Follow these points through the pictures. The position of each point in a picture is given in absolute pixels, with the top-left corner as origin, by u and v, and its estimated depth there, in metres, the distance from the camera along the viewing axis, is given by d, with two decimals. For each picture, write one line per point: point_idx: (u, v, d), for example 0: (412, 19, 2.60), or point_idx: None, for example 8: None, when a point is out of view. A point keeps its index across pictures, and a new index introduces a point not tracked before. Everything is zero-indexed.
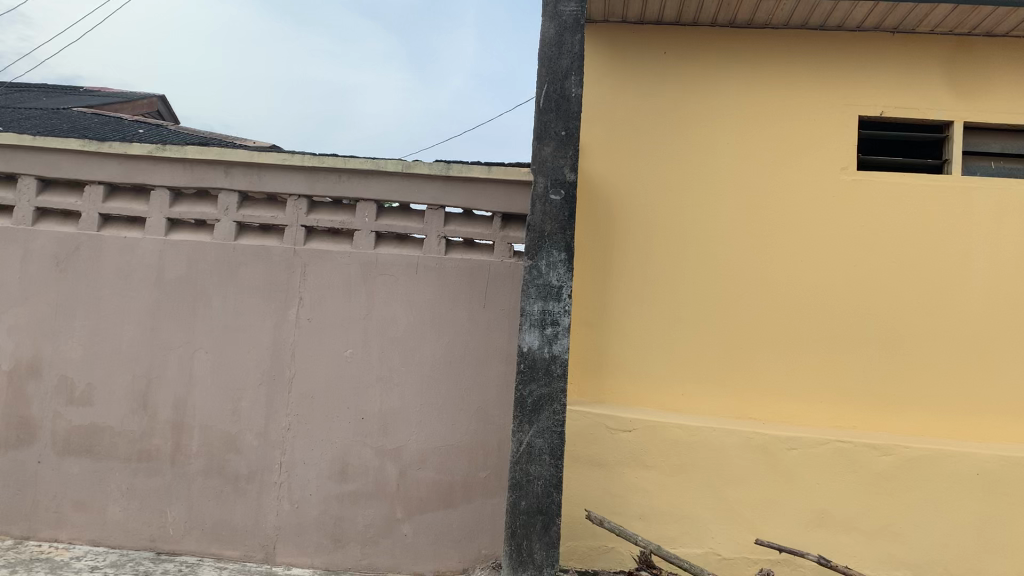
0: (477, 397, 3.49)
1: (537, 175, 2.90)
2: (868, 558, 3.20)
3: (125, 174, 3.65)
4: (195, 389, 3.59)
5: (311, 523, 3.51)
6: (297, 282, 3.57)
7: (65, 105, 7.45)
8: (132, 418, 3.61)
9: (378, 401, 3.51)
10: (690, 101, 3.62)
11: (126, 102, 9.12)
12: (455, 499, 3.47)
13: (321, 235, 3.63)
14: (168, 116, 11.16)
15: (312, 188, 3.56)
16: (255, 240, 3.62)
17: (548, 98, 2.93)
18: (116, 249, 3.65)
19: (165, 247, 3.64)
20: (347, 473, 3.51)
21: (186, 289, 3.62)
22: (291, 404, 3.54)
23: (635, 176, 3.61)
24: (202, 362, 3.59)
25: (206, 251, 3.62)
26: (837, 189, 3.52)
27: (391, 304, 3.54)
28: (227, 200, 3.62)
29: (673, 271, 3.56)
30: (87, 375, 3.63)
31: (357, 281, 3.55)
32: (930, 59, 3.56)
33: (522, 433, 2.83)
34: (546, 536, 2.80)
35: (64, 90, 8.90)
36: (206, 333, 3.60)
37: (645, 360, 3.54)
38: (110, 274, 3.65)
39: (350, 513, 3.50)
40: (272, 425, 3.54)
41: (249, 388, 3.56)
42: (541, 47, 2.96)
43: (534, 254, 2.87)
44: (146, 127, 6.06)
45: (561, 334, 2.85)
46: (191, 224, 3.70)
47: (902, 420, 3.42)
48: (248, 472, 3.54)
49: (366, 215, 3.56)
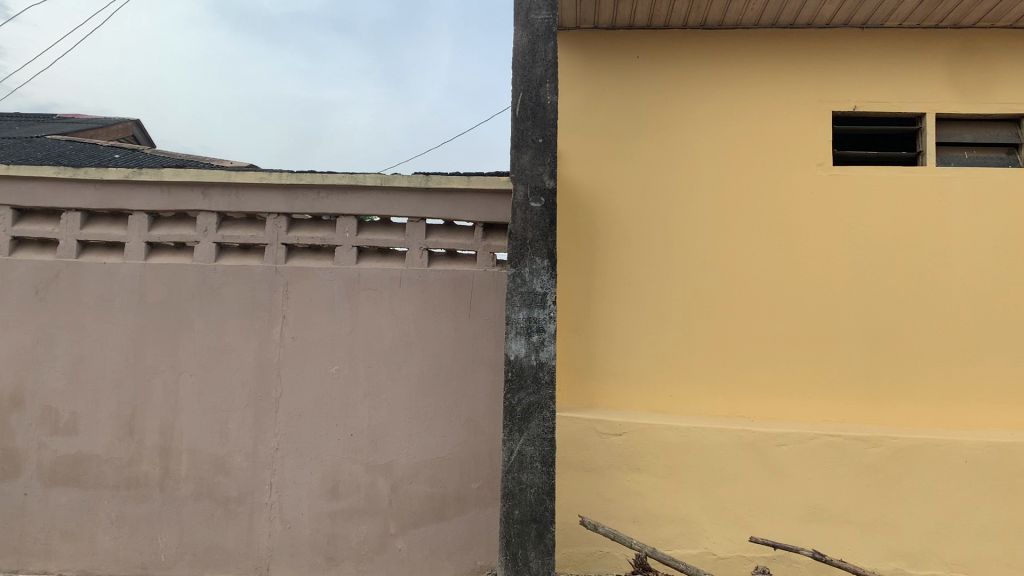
0: (466, 408, 3.49)
1: (516, 184, 2.90)
2: (862, 550, 3.22)
3: (102, 199, 3.62)
4: (182, 413, 3.56)
5: (305, 543, 3.48)
6: (279, 300, 3.55)
7: (39, 133, 7.41)
8: (119, 444, 3.57)
9: (367, 417, 3.50)
10: (665, 104, 3.64)
11: (101, 128, 9.08)
12: (448, 512, 3.47)
13: (302, 252, 3.61)
14: (145, 141, 11.11)
15: (291, 206, 3.54)
16: (236, 260, 3.60)
17: (524, 107, 2.93)
18: (96, 275, 3.62)
19: (146, 272, 3.61)
20: (338, 490, 3.49)
21: (168, 313, 3.59)
22: (279, 424, 3.52)
23: (614, 180, 3.62)
24: (187, 386, 3.56)
25: (187, 274, 3.60)
26: (815, 185, 3.54)
27: (375, 319, 3.53)
28: (206, 221, 3.60)
29: (655, 273, 3.57)
30: (71, 404, 3.60)
31: (340, 297, 3.54)
32: (899, 53, 3.60)
33: (513, 442, 2.82)
34: (540, 544, 2.79)
35: (38, 118, 8.84)
36: (190, 356, 3.57)
37: (632, 362, 3.55)
38: (91, 301, 3.62)
39: (343, 531, 3.48)
40: (261, 445, 3.52)
41: (236, 410, 3.53)
42: (515, 56, 2.96)
43: (517, 262, 2.86)
44: (123, 152, 6.03)
45: (547, 341, 2.85)
46: (170, 247, 3.68)
47: (888, 411, 3.44)
48: (238, 494, 3.52)
49: (347, 230, 3.55)
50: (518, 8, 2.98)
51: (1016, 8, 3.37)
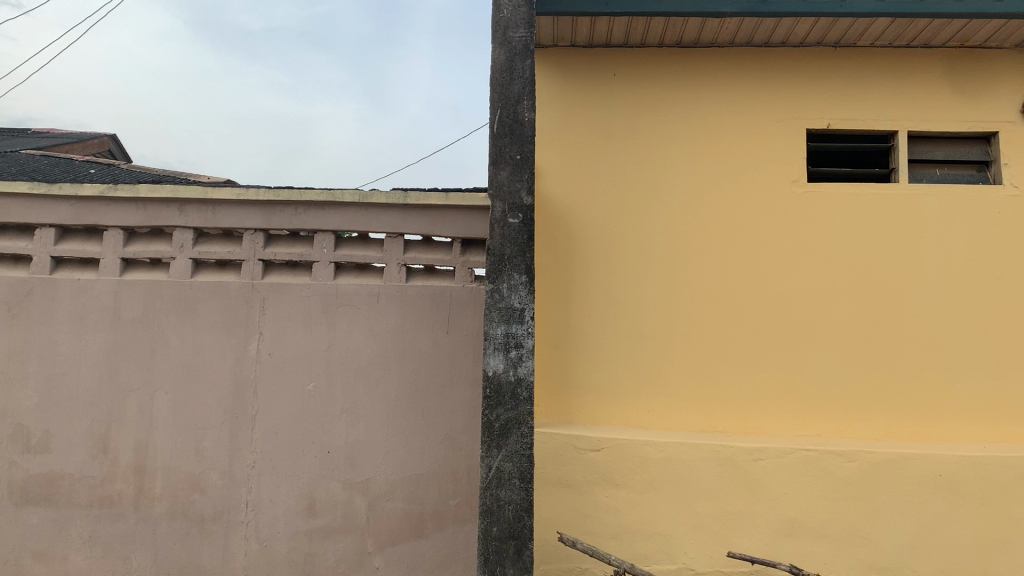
0: (444, 424, 3.47)
1: (494, 200, 2.91)
2: (838, 565, 3.24)
3: (77, 215, 3.60)
4: (157, 431, 3.52)
5: (281, 561, 3.45)
6: (256, 316, 3.53)
7: (14, 147, 7.33)
8: (92, 463, 3.53)
9: (345, 433, 3.48)
10: (642, 121, 3.67)
11: (77, 142, 9.01)
12: (427, 529, 3.45)
13: (279, 268, 3.60)
14: (122, 156, 11.05)
15: (269, 221, 3.53)
16: (212, 276, 3.59)
17: (502, 123, 2.94)
18: (70, 292, 3.58)
19: (121, 288, 3.58)
20: (315, 508, 3.46)
21: (144, 330, 3.56)
22: (255, 441, 3.49)
23: (592, 196, 3.64)
24: (163, 404, 3.53)
25: (163, 290, 3.57)
26: (790, 202, 3.58)
27: (353, 335, 3.51)
28: (182, 237, 3.58)
29: (631, 289, 3.59)
30: (44, 422, 3.55)
31: (318, 313, 3.52)
32: (872, 72, 3.66)
33: (491, 459, 2.81)
34: (519, 562, 2.78)
35: (12, 132, 8.75)
36: (165, 373, 3.54)
37: (610, 377, 3.56)
38: (64, 317, 3.58)
39: (320, 549, 3.45)
40: (237, 463, 3.49)
41: (212, 427, 3.50)
42: (493, 73, 2.98)
43: (495, 278, 2.87)
44: (100, 167, 5.99)
45: (525, 357, 2.85)
46: (146, 263, 3.65)
47: (863, 426, 3.47)
48: (214, 513, 3.48)
49: (325, 246, 3.54)
50: (495, 26, 3.00)
51: (985, 29, 3.43)
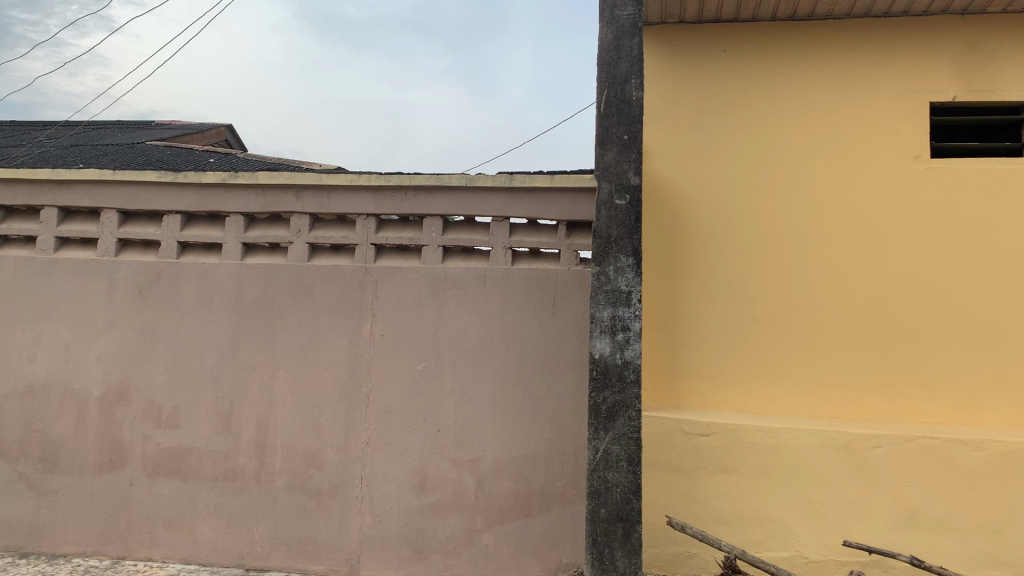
0: (550, 406, 3.49)
1: (601, 181, 2.90)
2: (964, 558, 3.09)
3: (201, 202, 3.78)
4: (276, 408, 3.68)
5: (393, 536, 3.55)
6: (368, 298, 3.63)
7: (141, 139, 7.74)
8: (218, 437, 3.71)
9: (454, 413, 3.55)
10: (753, 98, 3.57)
11: (198, 134, 9.42)
12: (534, 509, 3.48)
13: (390, 252, 3.68)
14: (238, 147, 11.50)
15: (379, 206, 3.62)
16: (326, 261, 3.70)
17: (609, 103, 2.93)
18: (196, 275, 3.78)
19: (242, 271, 3.74)
20: (426, 485, 3.54)
21: (264, 311, 3.71)
22: (368, 419, 3.60)
23: (701, 176, 3.57)
24: (282, 382, 3.68)
25: (281, 273, 3.71)
26: (911, 179, 3.42)
27: (461, 317, 3.57)
28: (298, 223, 3.71)
29: (741, 272, 3.51)
30: (173, 398, 3.76)
31: (427, 295, 3.59)
32: (1004, 39, 3.44)
33: (599, 441, 2.81)
34: (627, 543, 2.78)
35: (139, 125, 9.24)
36: (284, 352, 3.68)
37: (718, 360, 3.49)
38: (191, 300, 3.77)
39: (431, 525, 3.53)
40: (352, 440, 3.60)
41: (328, 405, 3.63)
42: (600, 53, 2.96)
43: (601, 260, 2.86)
44: (218, 156, 6.26)
45: (633, 339, 2.83)
46: (265, 248, 3.80)
47: (992, 414, 3.29)
48: (330, 487, 3.61)
49: (433, 231, 3.60)
50: (602, 6, 2.98)
51: None
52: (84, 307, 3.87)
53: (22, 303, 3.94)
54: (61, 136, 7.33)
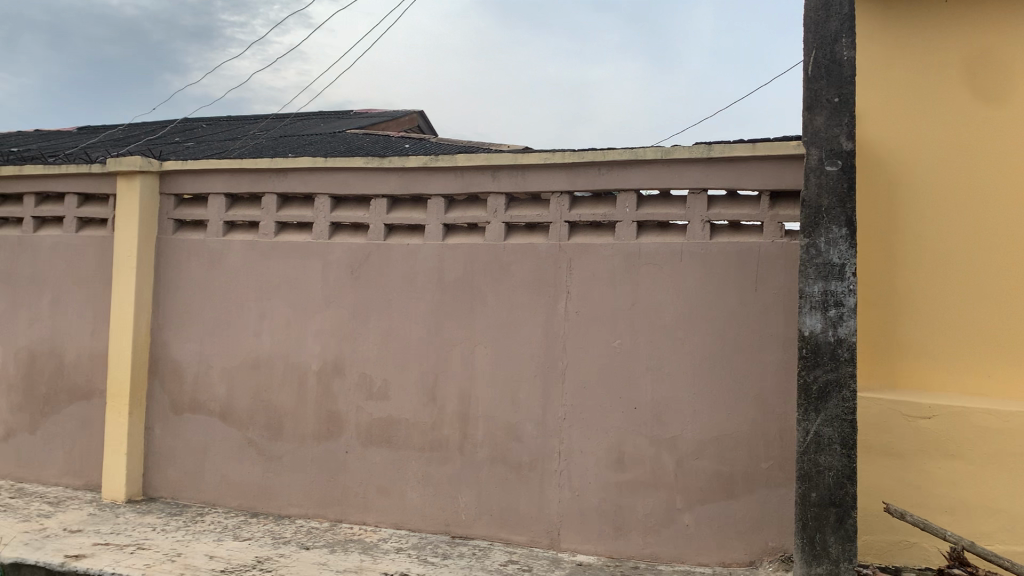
0: (751, 384, 3.38)
1: (809, 147, 2.75)
2: None
3: (404, 185, 3.95)
4: (477, 383, 3.79)
5: (593, 511, 3.58)
6: (564, 276, 3.66)
7: (341, 128, 8.19)
8: (424, 410, 3.89)
9: (651, 390, 3.51)
10: (981, 51, 3.25)
11: (393, 120, 9.85)
12: (736, 490, 3.39)
13: (585, 229, 3.69)
14: (428, 131, 11.93)
15: (574, 183, 3.62)
16: (523, 239, 3.76)
17: (818, 64, 2.77)
18: (400, 255, 3.95)
19: (443, 251, 3.88)
20: (625, 462, 3.54)
21: (464, 289, 3.83)
22: (566, 395, 3.63)
23: (920, 139, 3.30)
24: (482, 357, 3.79)
25: (480, 252, 3.81)
26: None
27: (659, 293, 3.51)
28: (496, 202, 3.79)
29: (975, 243, 3.22)
30: (382, 372, 3.97)
31: (622, 271, 3.57)
32: None
33: (809, 422, 2.69)
34: (841, 530, 2.65)
35: (339, 115, 9.78)
36: (483, 329, 3.79)
37: (950, 339, 3.23)
38: (396, 278, 3.96)
39: (630, 502, 3.53)
40: (550, 415, 3.65)
41: (527, 381, 3.70)
42: (808, 10, 2.79)
43: (811, 232, 2.71)
44: (414, 141, 6.52)
45: (847, 316, 2.67)
46: (464, 228, 3.92)
47: None
48: (530, 460, 3.69)
49: (628, 206, 3.57)
50: None
51: None
52: (301, 287, 4.17)
53: (248, 283, 4.29)
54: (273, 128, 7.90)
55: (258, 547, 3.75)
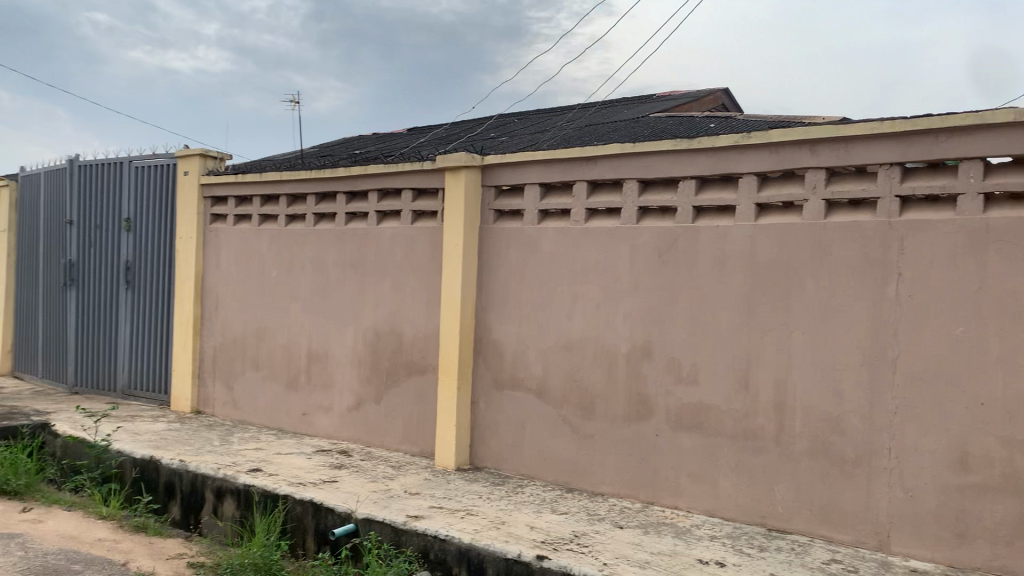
0: None
1: None
2: None
3: (714, 165, 3.87)
4: (794, 370, 3.63)
5: (929, 515, 3.27)
6: (894, 256, 3.37)
7: (646, 113, 8.21)
8: (736, 397, 3.80)
9: (1001, 385, 3.12)
10: None
11: (697, 101, 9.66)
12: None
13: (919, 204, 3.36)
14: (733, 109, 11.55)
15: (906, 154, 3.31)
16: (846, 217, 3.51)
17: None
18: (711, 238, 3.89)
19: (756, 232, 3.75)
20: (969, 463, 3.18)
21: (779, 272, 3.67)
22: (897, 386, 3.35)
23: None
24: (799, 343, 3.61)
25: (797, 232, 3.63)
26: None
27: (1011, 275, 3.11)
28: (814, 179, 3.58)
29: None
30: (693, 357, 3.94)
31: (965, 250, 3.20)
32: None
33: None
34: None
35: (642, 100, 9.80)
36: (800, 314, 3.61)
37: None
38: (707, 261, 3.90)
39: (976, 508, 3.17)
40: (878, 408, 3.39)
41: (849, 370, 3.47)
42: None
43: None
44: (721, 120, 6.35)
45: None
46: (778, 208, 3.75)
47: None
48: (855, 455, 3.46)
49: (972, 175, 3.19)
50: None
51: None
52: (612, 271, 4.25)
53: (563, 269, 4.46)
54: (580, 117, 8.12)
55: (574, 522, 3.90)
